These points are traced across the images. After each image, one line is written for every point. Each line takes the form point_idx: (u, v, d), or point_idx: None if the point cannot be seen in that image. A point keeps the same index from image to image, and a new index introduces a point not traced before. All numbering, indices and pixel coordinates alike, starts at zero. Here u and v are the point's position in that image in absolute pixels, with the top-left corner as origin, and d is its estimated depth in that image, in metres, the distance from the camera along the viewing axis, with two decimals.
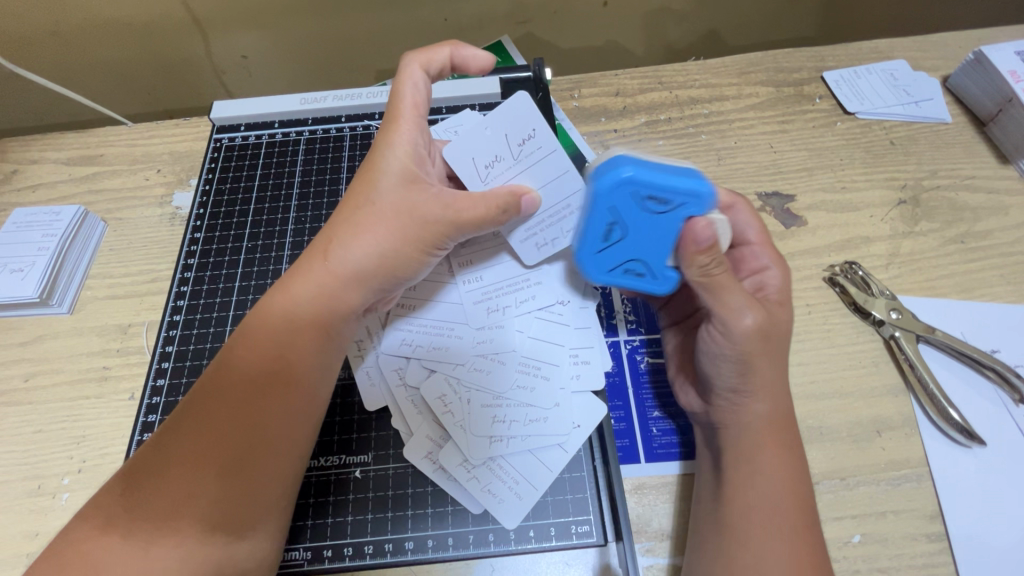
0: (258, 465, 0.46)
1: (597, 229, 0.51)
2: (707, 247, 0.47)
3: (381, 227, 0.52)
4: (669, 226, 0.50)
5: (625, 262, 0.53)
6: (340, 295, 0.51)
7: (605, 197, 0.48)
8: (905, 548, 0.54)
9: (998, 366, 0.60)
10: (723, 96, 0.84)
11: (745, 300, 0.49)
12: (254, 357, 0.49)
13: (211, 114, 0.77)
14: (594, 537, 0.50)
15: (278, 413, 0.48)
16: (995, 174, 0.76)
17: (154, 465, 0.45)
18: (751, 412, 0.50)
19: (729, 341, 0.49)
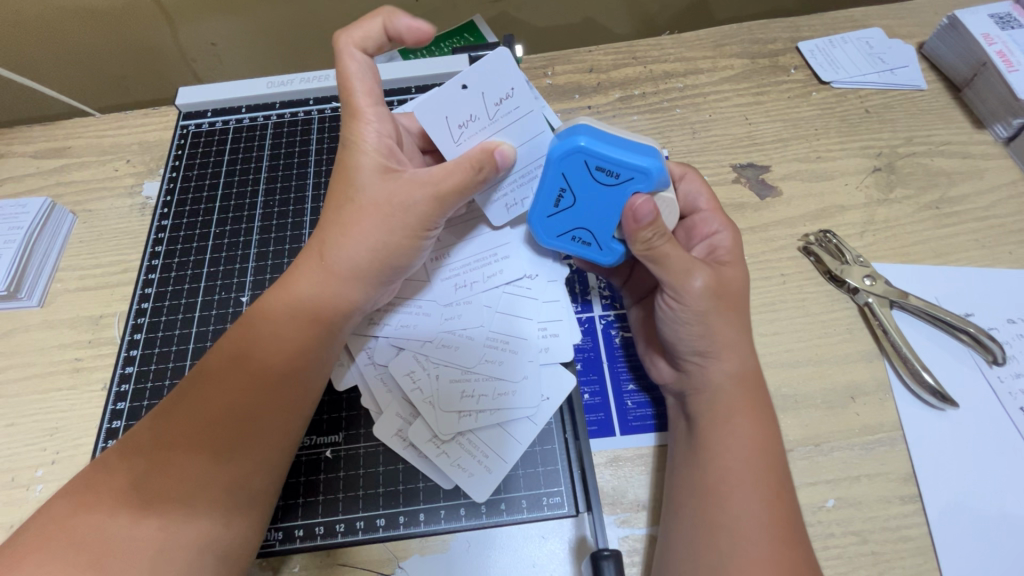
0: (251, 452, 0.47)
1: (549, 194, 0.54)
2: (649, 221, 0.49)
3: (365, 217, 0.51)
4: (615, 197, 0.52)
5: (573, 229, 0.56)
6: (331, 287, 0.51)
7: (555, 162, 0.51)
8: (879, 511, 0.55)
9: (970, 327, 0.60)
10: (698, 69, 0.82)
11: (693, 263, 0.50)
12: (248, 346, 0.49)
13: (176, 101, 0.76)
14: (564, 508, 0.52)
15: (271, 402, 0.48)
16: (970, 139, 0.76)
17: (148, 450, 0.46)
18: (717, 372, 0.51)
19: (683, 304, 0.50)
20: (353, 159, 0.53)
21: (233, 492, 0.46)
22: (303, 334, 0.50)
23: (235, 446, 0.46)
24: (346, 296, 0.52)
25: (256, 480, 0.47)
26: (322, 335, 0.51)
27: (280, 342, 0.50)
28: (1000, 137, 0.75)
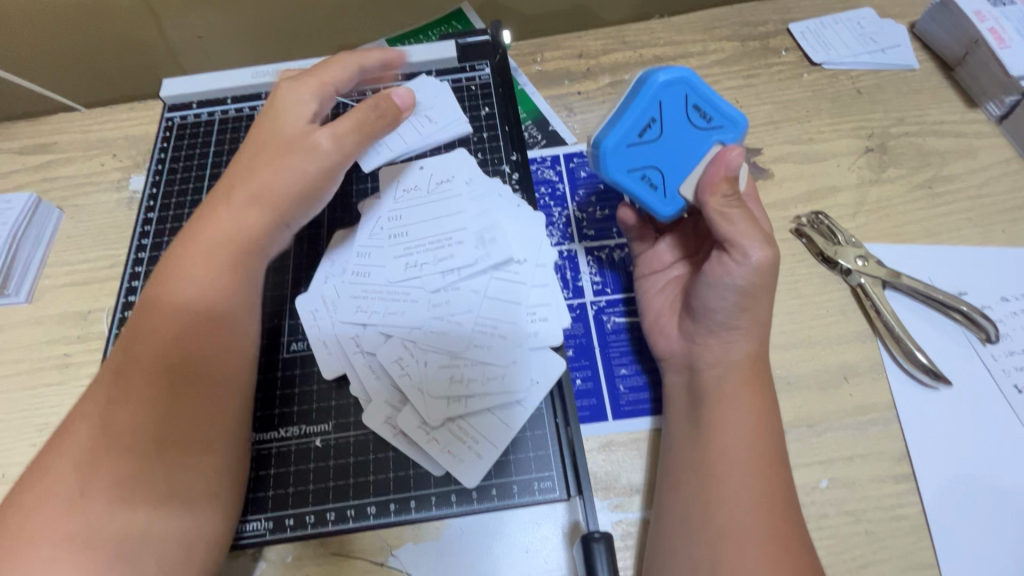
0: (204, 407, 0.47)
1: (638, 120, 0.52)
2: (733, 175, 0.51)
3: (201, 233, 0.54)
4: (701, 143, 0.54)
5: (645, 166, 0.54)
6: (260, 243, 0.55)
7: (656, 91, 0.51)
8: (873, 490, 0.55)
9: (963, 306, 0.60)
10: (688, 53, 0.81)
11: (761, 236, 0.50)
12: (190, 305, 0.50)
13: (161, 93, 0.75)
14: (556, 492, 0.52)
15: (218, 356, 0.49)
16: (963, 118, 0.75)
17: (94, 427, 0.44)
18: (736, 349, 0.51)
19: (744, 269, 0.49)
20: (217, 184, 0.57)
21: (193, 451, 0.46)
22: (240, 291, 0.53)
23: (188, 403, 0.46)
24: (225, 297, 0.52)
25: (214, 436, 0.48)
26: (249, 293, 0.54)
27: (221, 297, 0.51)
28: (992, 115, 0.75)
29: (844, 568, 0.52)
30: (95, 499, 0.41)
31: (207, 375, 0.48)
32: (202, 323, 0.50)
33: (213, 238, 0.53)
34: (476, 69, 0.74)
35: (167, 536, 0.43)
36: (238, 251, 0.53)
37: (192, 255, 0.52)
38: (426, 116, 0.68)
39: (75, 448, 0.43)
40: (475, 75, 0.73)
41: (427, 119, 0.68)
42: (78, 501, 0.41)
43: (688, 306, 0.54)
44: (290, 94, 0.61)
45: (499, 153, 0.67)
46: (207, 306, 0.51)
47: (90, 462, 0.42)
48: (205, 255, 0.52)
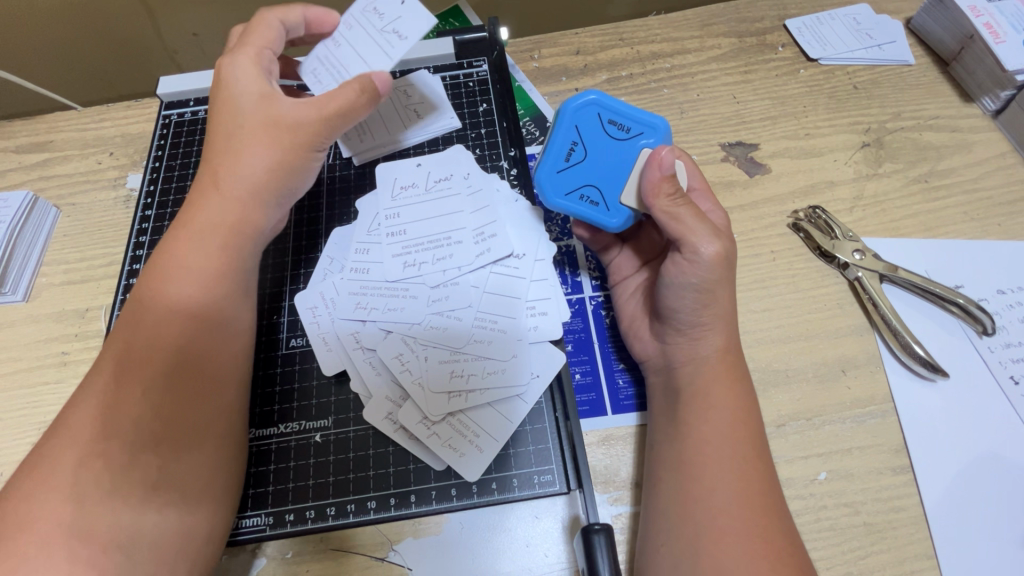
0: (201, 402, 0.47)
1: (561, 148, 0.56)
2: (670, 174, 0.51)
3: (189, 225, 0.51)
4: (628, 153, 0.56)
5: (581, 187, 0.56)
6: (243, 223, 0.53)
7: (570, 115, 0.55)
8: (871, 483, 0.55)
9: (960, 299, 0.60)
10: (685, 49, 0.82)
11: (710, 229, 0.49)
12: (172, 303, 0.48)
13: (158, 90, 0.75)
14: (556, 486, 0.52)
15: (206, 348, 0.49)
16: (958, 112, 0.75)
17: (85, 435, 0.43)
18: (705, 346, 0.50)
19: (698, 267, 0.49)
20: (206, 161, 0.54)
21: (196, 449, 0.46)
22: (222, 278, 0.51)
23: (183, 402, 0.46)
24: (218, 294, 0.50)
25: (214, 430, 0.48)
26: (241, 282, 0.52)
27: (203, 289, 0.50)
28: (988, 110, 0.75)
29: (843, 560, 0.52)
30: (109, 499, 0.41)
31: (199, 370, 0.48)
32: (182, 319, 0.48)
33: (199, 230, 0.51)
34: (474, 65, 0.74)
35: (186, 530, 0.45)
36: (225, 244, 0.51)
37: (179, 248, 0.50)
38: (393, 31, 0.57)
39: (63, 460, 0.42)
40: (472, 72, 0.73)
41: (393, 36, 0.57)
42: (87, 507, 0.40)
43: (655, 314, 0.54)
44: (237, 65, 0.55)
45: (498, 149, 0.67)
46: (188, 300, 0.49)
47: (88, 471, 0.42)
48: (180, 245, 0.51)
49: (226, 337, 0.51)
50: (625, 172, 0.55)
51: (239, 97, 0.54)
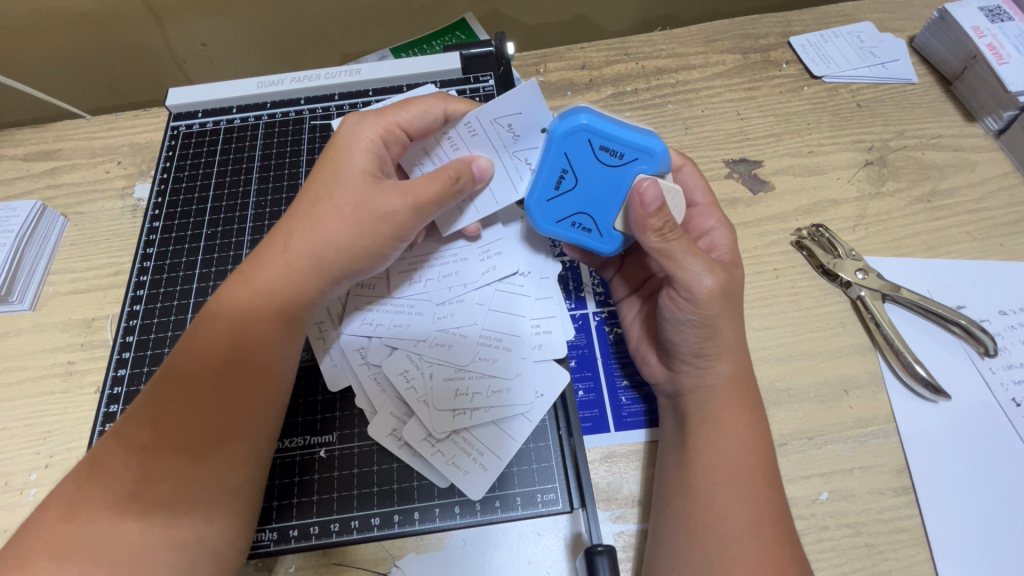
0: (230, 428, 0.47)
1: (550, 175, 0.53)
2: (656, 208, 0.49)
3: (265, 262, 0.51)
4: (620, 180, 0.52)
5: (573, 215, 0.55)
6: (300, 290, 0.51)
7: (559, 141, 0.51)
8: (872, 503, 0.55)
9: (962, 320, 0.60)
10: (690, 65, 0.82)
11: (705, 262, 0.49)
12: (218, 353, 0.48)
13: (166, 102, 0.75)
14: (559, 504, 0.52)
15: (248, 381, 0.48)
16: (961, 132, 0.76)
17: (123, 441, 0.46)
18: (713, 375, 0.50)
19: (695, 301, 0.49)
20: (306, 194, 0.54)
21: (211, 485, 0.45)
22: (273, 337, 0.50)
23: (211, 444, 0.46)
24: (271, 329, 0.50)
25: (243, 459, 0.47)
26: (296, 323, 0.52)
27: (246, 344, 0.49)
28: (990, 130, 0.75)
29: None
30: (135, 507, 0.43)
31: (230, 424, 0.47)
32: (228, 366, 0.48)
33: (257, 285, 0.50)
34: (480, 79, 0.75)
35: (207, 544, 0.45)
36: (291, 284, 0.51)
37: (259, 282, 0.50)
38: (525, 160, 0.56)
39: (102, 457, 0.45)
40: (479, 87, 0.74)
41: (516, 177, 0.56)
42: (117, 514, 0.43)
43: (659, 341, 0.54)
44: (355, 128, 0.54)
45: None
46: (238, 350, 0.49)
47: (118, 476, 0.44)
48: (235, 293, 0.50)
49: (272, 388, 0.50)
50: (618, 198, 0.53)
51: (339, 160, 0.53)
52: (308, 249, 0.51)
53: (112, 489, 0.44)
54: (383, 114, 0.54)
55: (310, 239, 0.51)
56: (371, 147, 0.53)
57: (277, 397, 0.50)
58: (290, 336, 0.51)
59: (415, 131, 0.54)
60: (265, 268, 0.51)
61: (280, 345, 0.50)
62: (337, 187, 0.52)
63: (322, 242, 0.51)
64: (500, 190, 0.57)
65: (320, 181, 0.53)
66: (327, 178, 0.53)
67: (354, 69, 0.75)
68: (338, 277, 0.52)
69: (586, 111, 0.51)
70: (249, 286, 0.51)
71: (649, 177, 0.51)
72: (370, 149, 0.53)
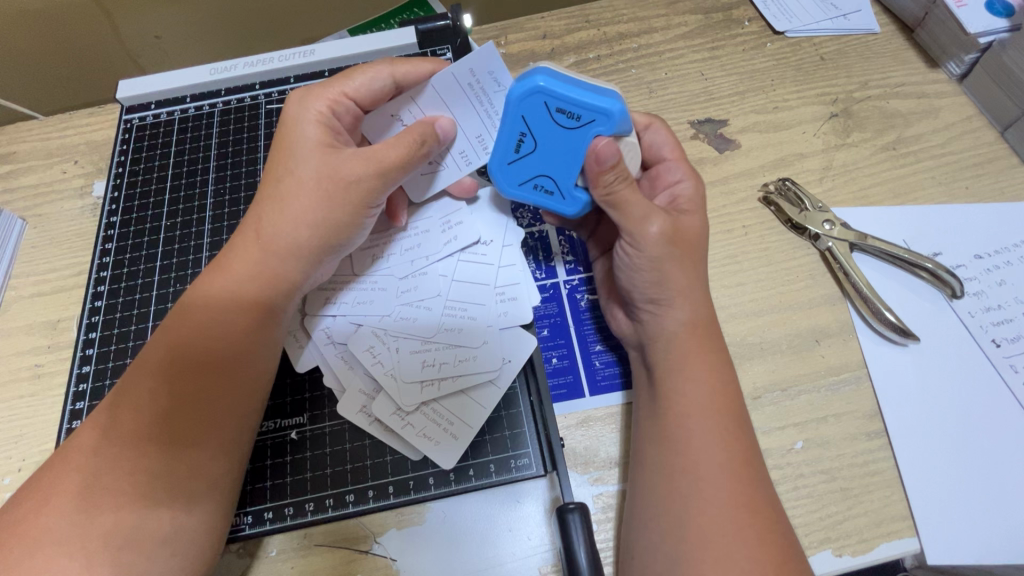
0: (217, 423, 0.46)
1: (509, 139, 0.52)
2: (612, 164, 0.48)
3: (244, 249, 0.51)
4: (577, 142, 0.51)
5: (535, 177, 0.54)
6: (276, 274, 0.50)
7: (515, 104, 0.50)
8: (847, 449, 0.56)
9: (929, 264, 0.60)
10: (652, 28, 0.81)
11: (651, 211, 0.50)
12: (201, 347, 0.47)
13: (117, 94, 0.73)
14: (533, 469, 0.52)
15: (233, 373, 0.48)
16: (924, 78, 0.75)
17: (103, 440, 0.44)
18: (671, 320, 0.51)
19: (640, 252, 0.50)
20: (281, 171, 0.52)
21: (199, 479, 0.45)
22: (251, 327, 0.49)
23: (203, 436, 0.46)
24: (253, 316, 0.49)
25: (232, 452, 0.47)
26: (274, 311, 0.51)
27: (227, 333, 0.48)
28: (953, 75, 0.75)
29: (820, 526, 0.53)
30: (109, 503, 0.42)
31: (222, 414, 0.47)
32: (211, 353, 0.47)
33: (232, 273, 0.50)
34: (437, 54, 0.74)
35: (192, 535, 0.45)
36: (272, 271, 0.50)
37: (237, 269, 0.50)
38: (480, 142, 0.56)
39: (83, 460, 0.44)
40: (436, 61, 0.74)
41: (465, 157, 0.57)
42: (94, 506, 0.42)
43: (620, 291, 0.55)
44: (301, 104, 0.53)
45: None
46: (218, 337, 0.48)
47: (100, 477, 0.43)
48: (212, 284, 0.50)
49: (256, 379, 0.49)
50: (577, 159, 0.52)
51: (298, 139, 0.52)
52: (280, 233, 0.50)
53: (95, 490, 0.43)
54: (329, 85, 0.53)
55: (279, 223, 0.50)
56: (322, 119, 0.52)
57: (263, 383, 0.50)
58: (269, 318, 0.50)
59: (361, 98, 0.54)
60: (238, 256, 0.50)
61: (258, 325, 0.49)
62: (296, 164, 0.51)
63: (294, 216, 0.50)
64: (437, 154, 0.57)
65: (277, 161, 0.52)
66: (284, 156, 0.52)
67: (308, 49, 0.73)
68: (317, 258, 0.52)
69: (543, 71, 0.48)
70: (223, 273, 0.50)
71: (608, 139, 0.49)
72: (322, 120, 0.52)
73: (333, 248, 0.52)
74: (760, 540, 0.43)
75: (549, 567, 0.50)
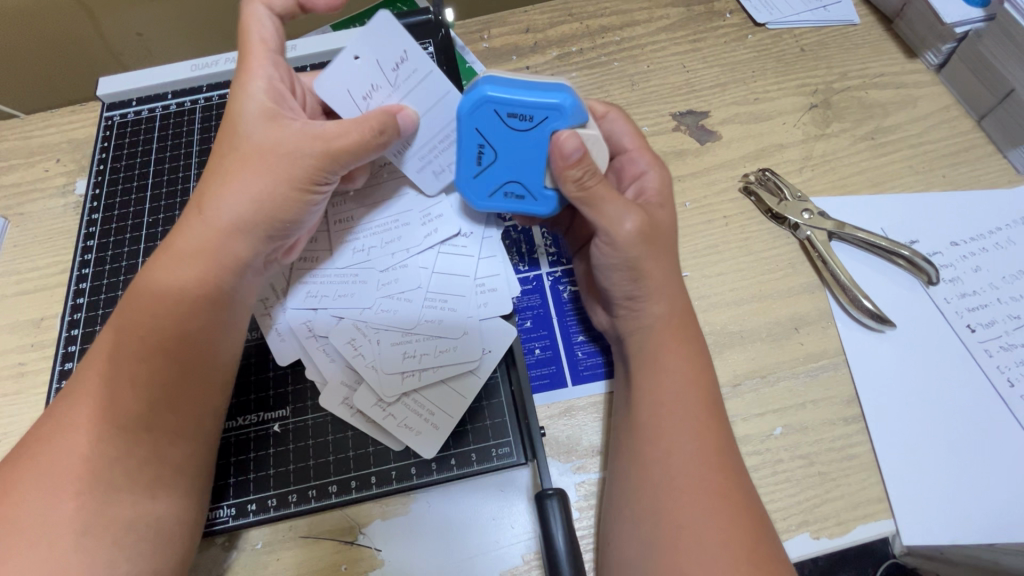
0: (170, 406, 0.47)
1: (469, 153, 0.52)
2: (577, 158, 0.48)
3: (193, 228, 0.50)
4: (538, 143, 0.50)
5: (504, 184, 0.54)
6: (226, 255, 0.50)
7: (466, 118, 0.49)
8: (825, 434, 0.56)
9: (906, 251, 0.61)
10: (634, 21, 0.81)
11: (624, 204, 0.50)
12: (147, 327, 0.47)
13: (97, 92, 0.73)
14: (515, 457, 0.53)
15: (183, 356, 0.48)
16: (903, 69, 0.76)
17: (54, 424, 0.44)
18: (646, 315, 0.51)
19: (615, 249, 0.50)
20: (229, 148, 0.51)
21: (153, 463, 0.45)
22: (202, 309, 0.49)
23: (154, 416, 0.46)
24: (203, 298, 0.49)
25: (187, 434, 0.48)
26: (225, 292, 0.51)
27: (175, 312, 0.48)
28: (931, 65, 0.76)
29: (798, 510, 0.54)
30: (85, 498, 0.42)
31: (172, 393, 0.47)
32: (161, 336, 0.47)
33: (178, 251, 0.49)
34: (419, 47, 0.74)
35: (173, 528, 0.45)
36: (220, 251, 0.50)
37: (185, 250, 0.49)
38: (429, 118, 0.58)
39: (40, 443, 0.44)
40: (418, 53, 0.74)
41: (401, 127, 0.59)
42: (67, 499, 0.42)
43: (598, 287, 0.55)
44: (242, 78, 0.52)
45: None
46: (169, 319, 0.48)
47: (51, 462, 0.43)
48: (163, 266, 0.49)
49: (208, 362, 0.49)
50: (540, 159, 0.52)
51: (243, 113, 0.51)
52: (227, 210, 0.50)
53: (47, 475, 0.42)
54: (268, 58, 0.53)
55: (225, 201, 0.50)
56: (266, 93, 0.51)
57: (217, 363, 0.50)
58: (220, 299, 0.50)
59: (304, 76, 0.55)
60: (184, 233, 0.50)
61: (206, 305, 0.49)
62: (244, 140, 0.51)
63: (242, 198, 0.50)
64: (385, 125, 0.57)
65: (224, 140, 0.52)
66: (229, 132, 0.51)
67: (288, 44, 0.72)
68: (268, 236, 0.52)
69: (486, 81, 0.48)
70: (172, 254, 0.50)
71: (566, 132, 0.49)
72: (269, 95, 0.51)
73: (284, 226, 0.52)
74: (735, 524, 0.43)
75: (532, 554, 0.51)
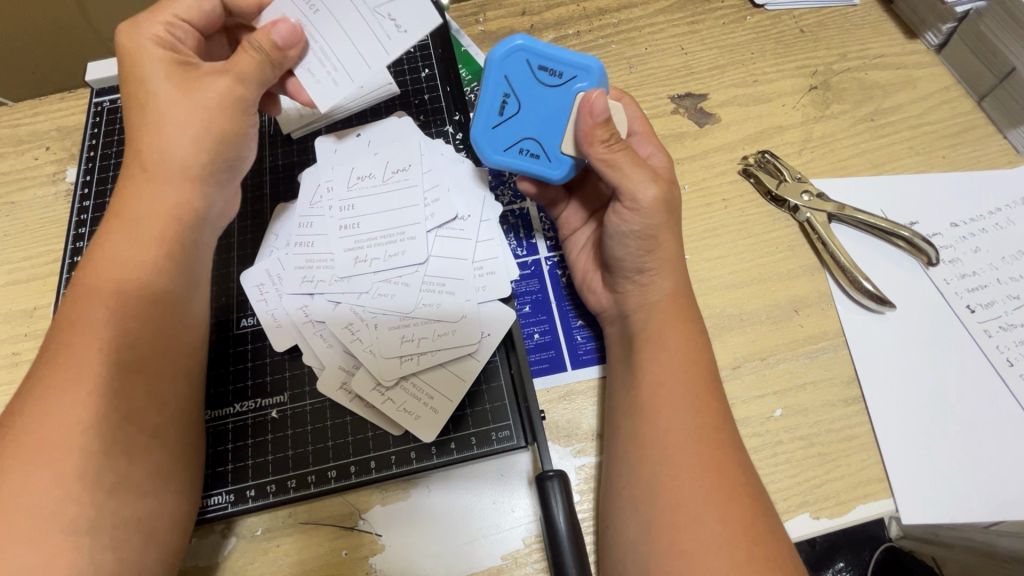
0: (152, 359, 0.46)
1: (492, 102, 0.53)
2: (603, 119, 0.50)
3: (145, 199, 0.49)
4: (562, 99, 0.52)
5: (518, 141, 0.54)
6: (177, 206, 0.49)
7: (497, 64, 0.52)
8: (825, 415, 0.56)
9: (906, 232, 0.61)
10: (632, 2, 0.79)
11: (648, 173, 0.50)
12: (103, 294, 0.45)
13: (86, 77, 0.72)
14: (514, 440, 0.53)
15: (154, 314, 0.47)
16: (903, 49, 0.75)
17: (38, 408, 0.41)
18: (655, 290, 0.52)
19: (637, 213, 0.49)
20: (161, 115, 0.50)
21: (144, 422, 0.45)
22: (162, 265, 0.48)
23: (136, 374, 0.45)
24: (165, 256, 0.48)
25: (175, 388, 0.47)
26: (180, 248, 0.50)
27: (140, 269, 0.47)
28: (931, 46, 0.75)
29: (799, 491, 0.54)
30: (85, 491, 0.40)
31: (152, 346, 0.46)
32: (129, 298, 0.46)
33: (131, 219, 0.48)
34: None
35: None
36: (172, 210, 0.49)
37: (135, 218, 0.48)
38: (386, 14, 0.53)
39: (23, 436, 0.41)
40: None
41: (308, 3, 0.52)
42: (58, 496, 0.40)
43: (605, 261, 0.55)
44: (141, 41, 0.51)
45: (442, 114, 0.67)
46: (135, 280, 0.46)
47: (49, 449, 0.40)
48: (114, 239, 0.48)
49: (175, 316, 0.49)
50: (561, 120, 0.53)
51: (155, 87, 0.50)
52: (161, 157, 0.49)
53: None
54: (155, 11, 0.52)
55: (160, 143, 0.49)
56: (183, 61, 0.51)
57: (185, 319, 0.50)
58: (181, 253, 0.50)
59: (197, 20, 0.54)
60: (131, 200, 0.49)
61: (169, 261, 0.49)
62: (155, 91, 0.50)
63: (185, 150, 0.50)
64: (355, 70, 0.54)
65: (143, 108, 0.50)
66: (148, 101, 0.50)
67: None
68: (209, 177, 0.52)
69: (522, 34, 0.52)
70: (124, 225, 0.48)
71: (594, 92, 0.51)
72: (160, 47, 0.51)
73: (228, 160, 0.53)
74: (732, 503, 0.43)
75: (533, 537, 0.51)
